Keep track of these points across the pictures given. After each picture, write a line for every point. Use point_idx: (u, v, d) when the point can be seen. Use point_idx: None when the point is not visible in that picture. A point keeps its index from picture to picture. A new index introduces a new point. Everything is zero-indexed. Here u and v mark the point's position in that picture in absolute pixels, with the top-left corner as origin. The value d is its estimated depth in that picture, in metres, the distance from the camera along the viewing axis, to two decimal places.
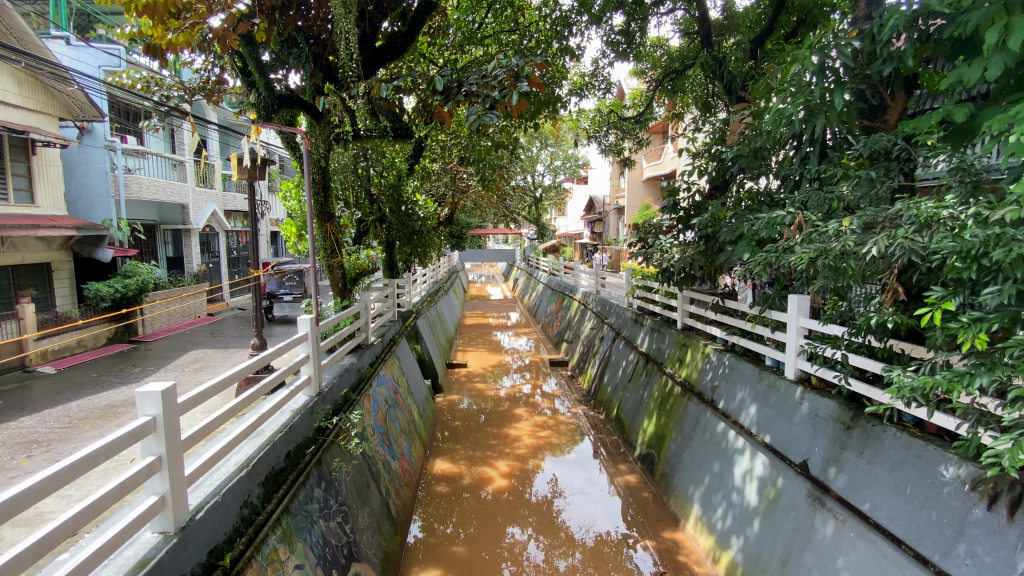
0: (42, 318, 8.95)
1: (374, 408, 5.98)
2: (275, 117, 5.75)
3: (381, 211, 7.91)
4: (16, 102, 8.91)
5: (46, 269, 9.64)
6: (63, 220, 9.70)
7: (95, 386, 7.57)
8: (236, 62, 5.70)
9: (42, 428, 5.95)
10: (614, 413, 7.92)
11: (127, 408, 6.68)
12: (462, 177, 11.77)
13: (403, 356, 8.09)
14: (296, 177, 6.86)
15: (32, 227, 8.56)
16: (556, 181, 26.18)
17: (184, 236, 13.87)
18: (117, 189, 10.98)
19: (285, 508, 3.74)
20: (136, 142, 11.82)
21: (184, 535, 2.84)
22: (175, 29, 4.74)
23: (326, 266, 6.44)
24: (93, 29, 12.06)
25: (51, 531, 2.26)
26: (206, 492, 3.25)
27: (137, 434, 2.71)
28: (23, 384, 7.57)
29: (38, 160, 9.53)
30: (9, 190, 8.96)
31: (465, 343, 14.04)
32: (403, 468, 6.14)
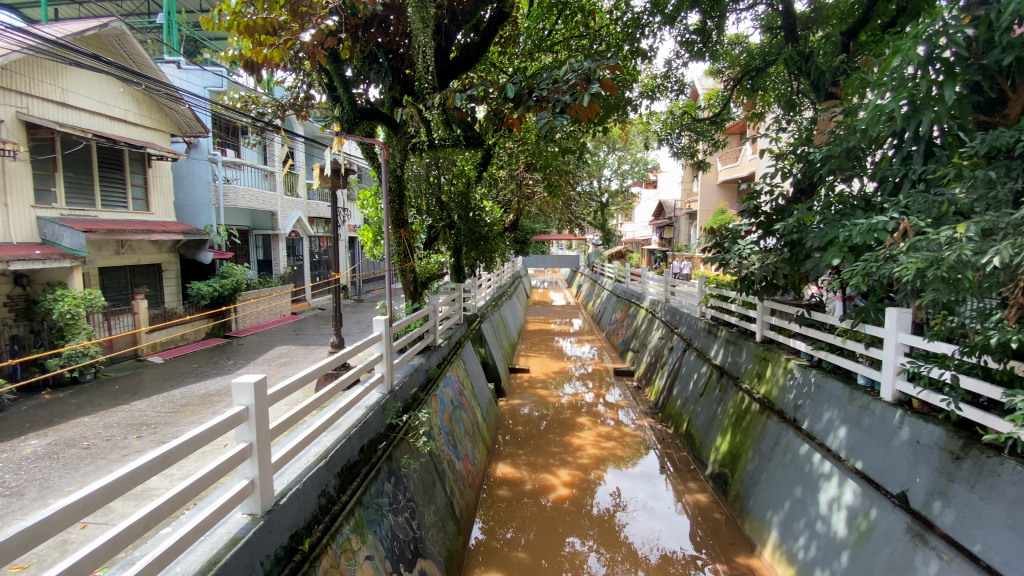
0: (153, 313, 10.02)
1: (440, 408, 6.13)
2: (357, 129, 6.11)
3: (451, 217, 8.08)
4: (135, 119, 10.15)
5: (156, 269, 10.80)
6: (172, 226, 10.79)
7: (195, 376, 8.37)
8: (323, 79, 6.10)
9: (151, 411, 6.64)
10: (683, 427, 7.59)
11: (221, 397, 7.31)
12: (528, 183, 11.82)
13: (468, 358, 8.24)
14: (373, 185, 7.22)
15: (147, 231, 9.62)
16: (623, 186, 25.65)
17: (272, 241, 15.01)
18: (218, 198, 12.09)
19: (357, 500, 3.92)
20: (233, 155, 12.93)
21: (270, 518, 3.05)
22: (272, 47, 5.15)
23: (399, 270, 6.74)
24: (200, 53, 13.40)
25: (159, 506, 2.51)
26: (289, 479, 3.48)
27: (232, 422, 2.95)
28: (135, 372, 8.52)
29: (153, 172, 10.70)
30: (128, 199, 10.13)
31: (528, 348, 14.08)
32: (467, 468, 6.24)
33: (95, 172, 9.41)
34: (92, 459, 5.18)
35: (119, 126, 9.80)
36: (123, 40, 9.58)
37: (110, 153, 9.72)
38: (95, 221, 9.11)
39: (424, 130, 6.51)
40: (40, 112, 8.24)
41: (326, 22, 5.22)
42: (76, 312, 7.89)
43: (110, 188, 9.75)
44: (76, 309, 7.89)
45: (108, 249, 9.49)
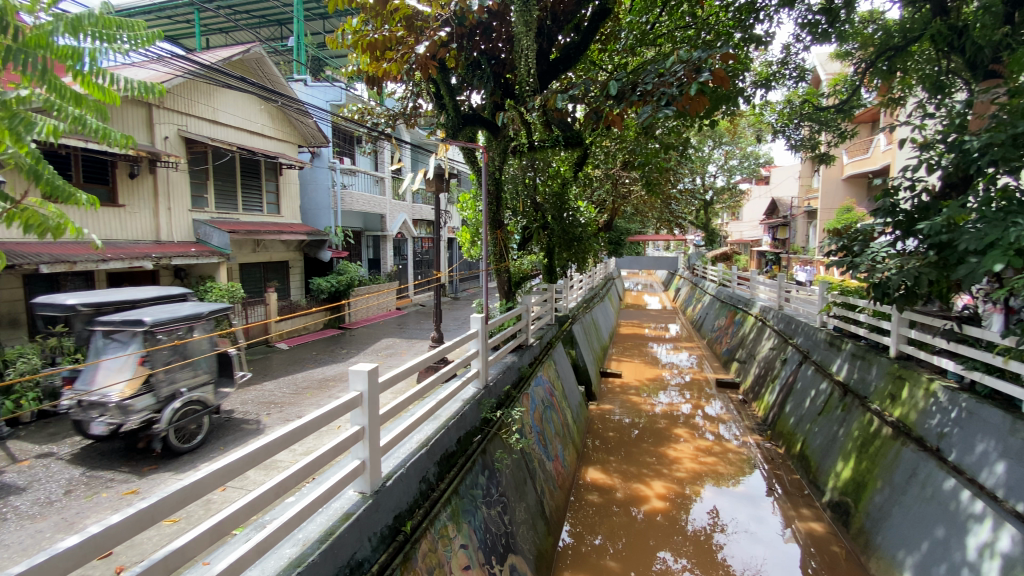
0: (281, 305, 11.28)
1: (532, 407, 6.18)
2: (460, 135, 6.40)
3: (545, 218, 7.97)
4: (270, 133, 11.50)
5: (285, 267, 12.13)
6: (298, 227, 12.04)
7: (314, 362, 9.27)
8: (430, 88, 6.45)
9: (278, 392, 7.49)
10: (796, 448, 6.93)
11: (335, 383, 8.01)
12: (625, 181, 11.49)
13: (560, 360, 8.22)
14: (472, 188, 7.48)
15: (278, 232, 10.85)
16: (730, 183, 23.99)
17: (381, 241, 16.16)
18: (336, 202, 13.28)
19: (454, 490, 4.09)
20: (350, 162, 14.15)
21: (377, 498, 3.30)
22: (391, 60, 5.53)
23: (495, 269, 6.96)
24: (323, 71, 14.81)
25: (287, 476, 2.83)
26: (394, 462, 3.74)
27: (347, 406, 3.23)
28: (266, 356, 9.65)
29: (284, 180, 12.03)
30: (264, 204, 11.50)
31: (620, 353, 13.71)
32: (557, 470, 6.24)
33: (239, 181, 10.81)
34: (231, 430, 5.96)
35: (258, 139, 11.17)
36: (262, 63, 10.87)
37: (250, 164, 11.09)
38: (237, 223, 10.47)
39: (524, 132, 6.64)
40: (196, 130, 9.63)
41: (441, 32, 5.56)
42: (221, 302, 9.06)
43: (249, 195, 11.12)
44: (221, 299, 9.06)
45: (246, 248, 10.84)
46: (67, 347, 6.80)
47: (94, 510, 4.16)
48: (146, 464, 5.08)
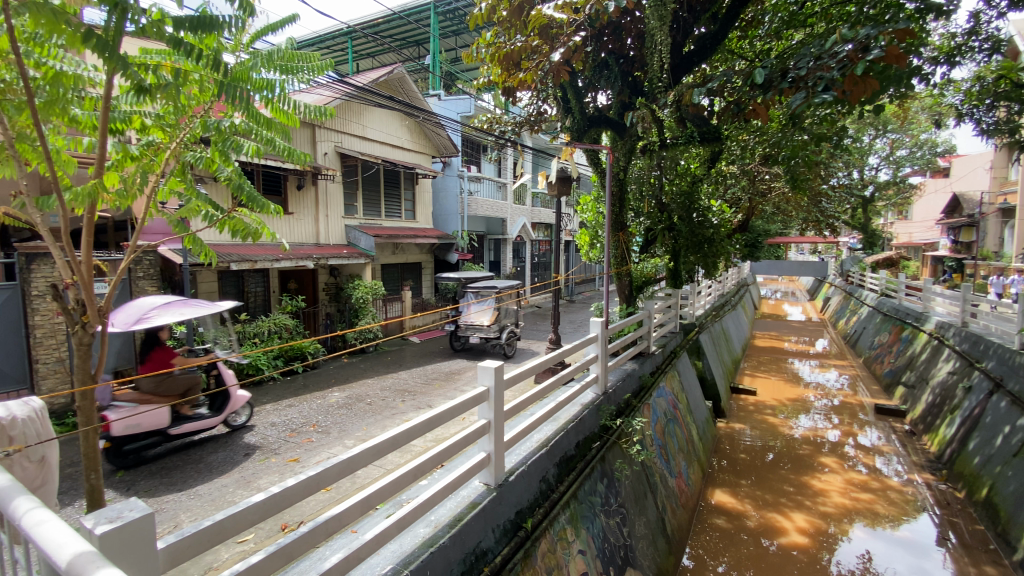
0: (414, 303, 12.27)
1: (654, 419, 5.91)
2: (585, 137, 6.39)
3: (671, 219, 7.41)
4: (409, 146, 12.58)
5: (417, 267, 13.17)
6: (430, 231, 12.98)
7: (441, 357, 9.93)
8: (558, 93, 6.51)
9: (412, 381, 8.17)
10: (983, 494, 5.71)
11: (460, 378, 8.48)
12: (765, 177, 10.47)
13: (685, 371, 7.77)
14: (595, 190, 7.38)
15: (413, 236, 11.82)
16: (896, 177, 20.61)
17: (502, 244, 16.77)
18: (463, 207, 14.08)
19: (573, 494, 4.08)
20: (476, 170, 14.89)
21: (500, 491, 3.43)
22: (526, 69, 5.70)
23: (615, 274, 6.82)
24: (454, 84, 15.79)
25: (422, 461, 3.06)
26: (515, 459, 3.84)
27: (476, 400, 3.39)
28: (400, 349, 10.56)
29: (419, 189, 13.06)
30: (402, 211, 12.60)
31: (754, 368, 12.51)
32: (680, 487, 5.89)
33: (382, 190, 11.97)
34: (372, 413, 6.61)
35: (398, 152, 12.27)
36: (403, 82, 11.91)
37: (392, 174, 12.23)
38: (380, 228, 11.64)
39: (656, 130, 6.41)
40: (350, 145, 10.89)
41: (575, 37, 5.59)
42: (366, 298, 10.11)
43: (390, 203, 12.26)
44: (366, 295, 10.11)
45: (387, 251, 12.00)
46: (249, 332, 8.12)
47: (264, 473, 4.89)
48: (304, 436, 5.85)
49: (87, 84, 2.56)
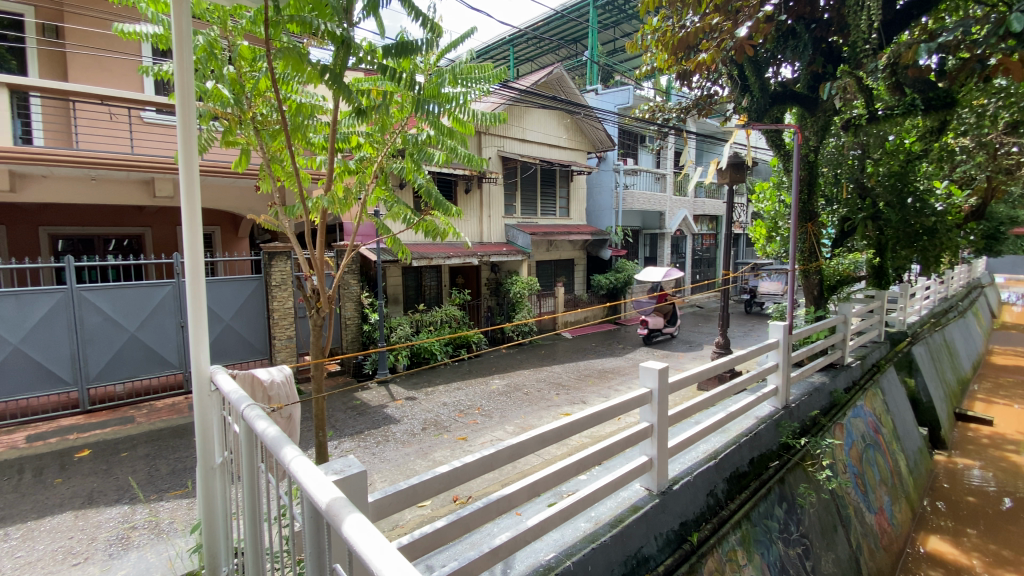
0: (567, 299, 12.44)
1: (848, 442, 5.07)
2: (767, 117, 5.90)
3: (876, 205, 6.21)
4: (565, 144, 12.79)
5: (571, 263, 13.34)
6: (584, 228, 13.01)
7: (594, 353, 9.90)
8: (734, 73, 5.99)
9: (571, 374, 8.37)
10: None
11: (614, 376, 8.35)
12: (1015, 149, 8.19)
13: (890, 389, 6.51)
14: (775, 176, 6.62)
15: (567, 233, 11.99)
16: None
17: (659, 239, 15.98)
18: (618, 203, 13.74)
19: (746, 514, 3.73)
20: (633, 163, 14.44)
21: (663, 499, 3.28)
22: (706, 49, 5.29)
23: (801, 271, 6.08)
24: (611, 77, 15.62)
25: (584, 456, 3.07)
26: (681, 468, 3.64)
27: (639, 401, 3.30)
28: (553, 343, 10.79)
29: (574, 186, 13.18)
30: (557, 208, 12.87)
31: (990, 392, 9.90)
32: (881, 526, 4.96)
33: (539, 188, 12.36)
34: (529, 403, 6.87)
35: (556, 150, 12.58)
36: (562, 80, 12.06)
37: (548, 173, 12.56)
38: (536, 225, 12.06)
39: (863, 101, 5.58)
40: (511, 148, 11.44)
41: (763, 8, 5.00)
42: (522, 293, 10.55)
43: (546, 200, 12.60)
44: (522, 290, 10.55)
45: (542, 248, 12.37)
46: (425, 321, 9.09)
47: (438, 447, 5.43)
48: (469, 418, 6.34)
49: (317, 111, 3.10)
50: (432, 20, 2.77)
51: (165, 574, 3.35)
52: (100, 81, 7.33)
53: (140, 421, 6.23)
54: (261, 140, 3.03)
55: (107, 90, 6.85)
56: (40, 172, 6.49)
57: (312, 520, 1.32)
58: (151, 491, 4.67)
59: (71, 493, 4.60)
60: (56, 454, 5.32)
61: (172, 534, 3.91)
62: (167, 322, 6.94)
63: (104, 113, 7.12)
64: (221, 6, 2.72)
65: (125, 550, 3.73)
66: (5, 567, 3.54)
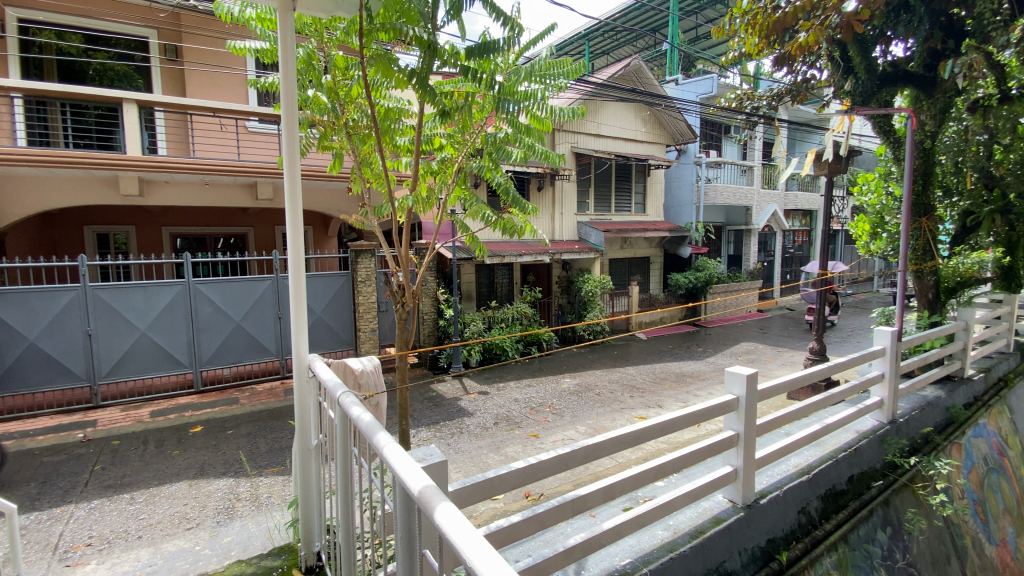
0: (642, 298, 12.11)
1: (966, 465, 4.52)
2: (874, 101, 5.41)
3: (1008, 196, 5.44)
4: (643, 138, 12.42)
5: (647, 261, 12.99)
6: (662, 224, 12.58)
7: (672, 356, 9.56)
8: (836, 54, 5.51)
9: (647, 376, 8.15)
10: None
11: (692, 380, 8.01)
12: None
13: (1020, 407, 5.71)
14: (883, 165, 5.99)
15: (644, 230, 11.66)
16: None
17: (745, 235, 15.06)
18: (700, 197, 13.10)
19: (843, 536, 3.46)
20: (716, 155, 13.72)
21: (750, 512, 3.10)
22: (806, 30, 4.90)
23: (913, 270, 5.50)
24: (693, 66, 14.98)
25: (664, 462, 2.97)
26: (769, 480, 3.42)
27: (724, 408, 3.12)
28: (628, 344, 10.55)
29: (652, 180, 12.79)
30: (633, 204, 12.55)
31: None
32: (1005, 562, 4.39)
33: (614, 184, 12.13)
34: (602, 403, 6.76)
35: (633, 144, 12.28)
36: (640, 72, 11.71)
37: (624, 168, 12.26)
38: (610, 223, 11.82)
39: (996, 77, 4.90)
40: (586, 144, 11.28)
41: None
42: (595, 292, 10.36)
43: (621, 196, 12.33)
44: (595, 289, 10.37)
45: (615, 245, 12.16)
46: (497, 317, 9.24)
47: (510, 442, 5.49)
48: (541, 415, 6.35)
49: (402, 114, 3.23)
50: (513, 18, 2.78)
51: (264, 543, 3.69)
52: (213, 95, 8.13)
53: (242, 403, 6.88)
54: (352, 144, 3.21)
55: (218, 103, 7.50)
56: (162, 178, 7.32)
57: (404, 504, 1.35)
58: (252, 466, 5.14)
59: (186, 464, 5.17)
60: (173, 429, 6.01)
61: (270, 506, 4.29)
62: (267, 313, 7.57)
63: (216, 124, 7.93)
64: (319, 19, 2.93)
65: (230, 519, 4.13)
66: (132, 526, 4.05)
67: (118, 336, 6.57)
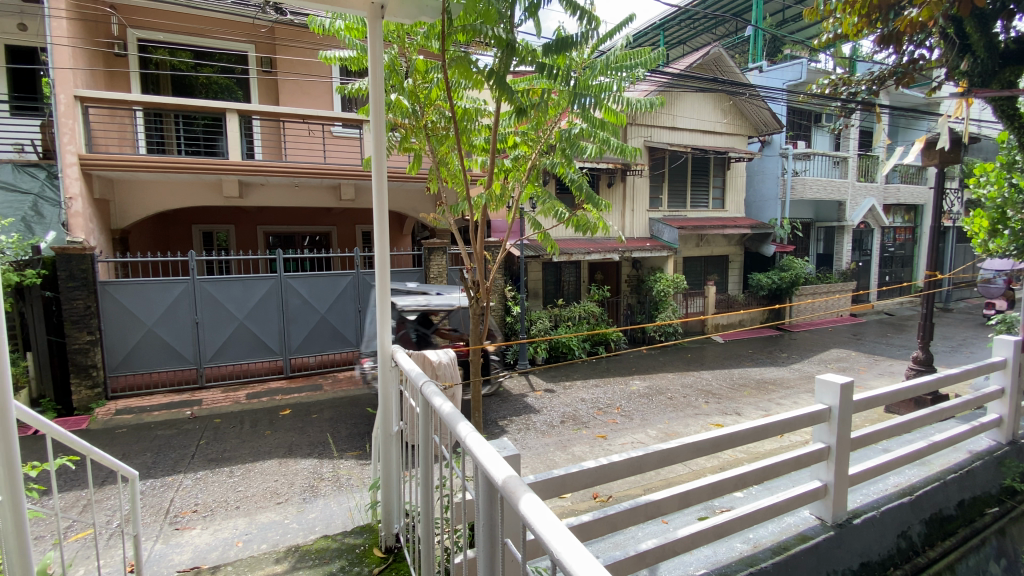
0: (719, 299, 11.56)
1: None
2: (996, 81, 4.78)
3: None
4: (721, 130, 11.87)
5: (725, 260, 12.39)
6: (742, 221, 11.92)
7: (751, 361, 9.05)
8: (950, 31, 4.90)
9: (724, 381, 7.78)
10: None
11: (775, 387, 7.53)
12: None
13: None
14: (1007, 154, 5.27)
15: (722, 227, 11.12)
16: None
17: (837, 233, 13.91)
18: (785, 191, 12.26)
19: (950, 566, 3.13)
20: (804, 146, 12.78)
21: (841, 532, 2.87)
22: (917, 5, 4.42)
23: None
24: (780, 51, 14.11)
25: (745, 472, 2.81)
26: (864, 499, 3.15)
27: (814, 418, 2.91)
28: (703, 347, 10.12)
29: (731, 174, 12.16)
30: (710, 200, 12.00)
31: None
32: None
33: (690, 179, 11.68)
34: (674, 408, 6.54)
35: (710, 137, 11.74)
36: (720, 60, 11.17)
37: (700, 162, 11.76)
38: (685, 219, 11.37)
39: None
40: (659, 138, 10.92)
41: None
42: (667, 291, 10.02)
43: (697, 191, 11.84)
44: (667, 288, 10.02)
45: (690, 243, 11.72)
46: (565, 316, 9.21)
47: (577, 441, 5.45)
48: (610, 416, 6.25)
49: (479, 114, 3.29)
50: (591, 12, 2.73)
51: (346, 521, 3.94)
52: (302, 103, 8.75)
53: (325, 389, 7.38)
54: (431, 145, 3.32)
55: (306, 110, 8.05)
56: (259, 180, 7.99)
57: (487, 494, 1.38)
58: (335, 449, 5.50)
59: (278, 443, 5.63)
60: (266, 410, 6.56)
61: (351, 488, 4.56)
62: (347, 307, 8.04)
63: (304, 130, 8.52)
64: (401, 26, 3.04)
65: (315, 497, 4.45)
66: (232, 497, 4.47)
67: (221, 324, 7.26)
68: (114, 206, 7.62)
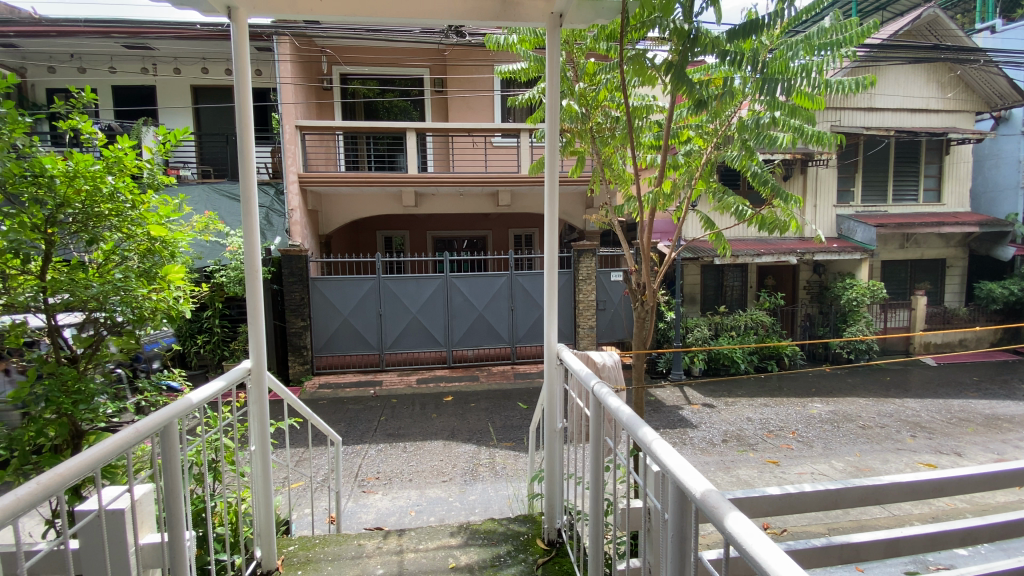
0: (931, 313, 9.56)
1: None
2: None
3: None
4: (938, 107, 9.76)
5: (942, 265, 10.18)
6: (965, 217, 9.69)
7: (977, 391, 7.30)
8: None
9: (935, 414, 6.39)
10: None
11: (1015, 426, 5.95)
12: None
13: None
14: None
15: (937, 224, 9.17)
16: None
17: None
18: None
19: None
20: None
21: None
22: None
23: None
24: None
25: (973, 525, 2.53)
26: None
27: None
28: (906, 369, 8.47)
29: (951, 159, 9.98)
30: (920, 192, 9.97)
31: None
32: None
33: (892, 169, 9.85)
34: (866, 439, 5.58)
35: (922, 117, 9.75)
36: (937, 23, 9.25)
37: (907, 147, 9.86)
38: (885, 216, 9.61)
39: None
40: (851, 121, 9.44)
41: None
42: (861, 300, 8.56)
43: (902, 182, 9.93)
44: (860, 298, 8.57)
45: (893, 244, 9.88)
46: (727, 325, 8.51)
47: (743, 463, 4.96)
48: (783, 440, 5.56)
49: (648, 111, 3.20)
50: None
51: (504, 509, 4.16)
52: (469, 117, 9.49)
53: (482, 380, 7.91)
54: (598, 146, 3.32)
55: (473, 123, 8.66)
56: (431, 190, 8.90)
57: (678, 503, 1.32)
58: (491, 438, 5.85)
59: (442, 427, 6.16)
60: (432, 396, 7.27)
61: (506, 477, 4.82)
62: (502, 306, 8.49)
63: (469, 142, 9.22)
64: (572, 31, 3.11)
65: (474, 481, 4.78)
66: (406, 470, 5.04)
67: (399, 317, 8.24)
68: (321, 216, 9.15)
